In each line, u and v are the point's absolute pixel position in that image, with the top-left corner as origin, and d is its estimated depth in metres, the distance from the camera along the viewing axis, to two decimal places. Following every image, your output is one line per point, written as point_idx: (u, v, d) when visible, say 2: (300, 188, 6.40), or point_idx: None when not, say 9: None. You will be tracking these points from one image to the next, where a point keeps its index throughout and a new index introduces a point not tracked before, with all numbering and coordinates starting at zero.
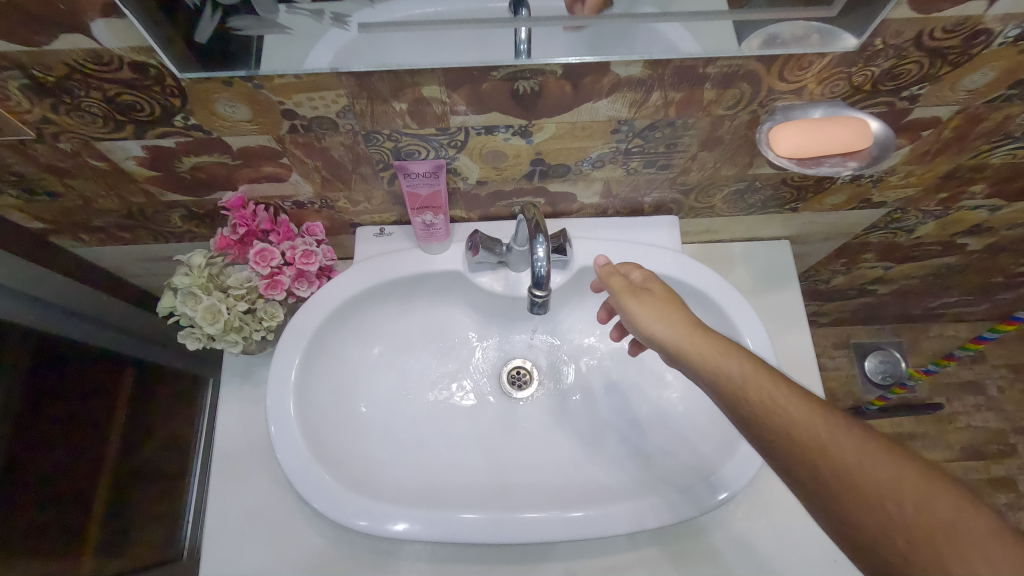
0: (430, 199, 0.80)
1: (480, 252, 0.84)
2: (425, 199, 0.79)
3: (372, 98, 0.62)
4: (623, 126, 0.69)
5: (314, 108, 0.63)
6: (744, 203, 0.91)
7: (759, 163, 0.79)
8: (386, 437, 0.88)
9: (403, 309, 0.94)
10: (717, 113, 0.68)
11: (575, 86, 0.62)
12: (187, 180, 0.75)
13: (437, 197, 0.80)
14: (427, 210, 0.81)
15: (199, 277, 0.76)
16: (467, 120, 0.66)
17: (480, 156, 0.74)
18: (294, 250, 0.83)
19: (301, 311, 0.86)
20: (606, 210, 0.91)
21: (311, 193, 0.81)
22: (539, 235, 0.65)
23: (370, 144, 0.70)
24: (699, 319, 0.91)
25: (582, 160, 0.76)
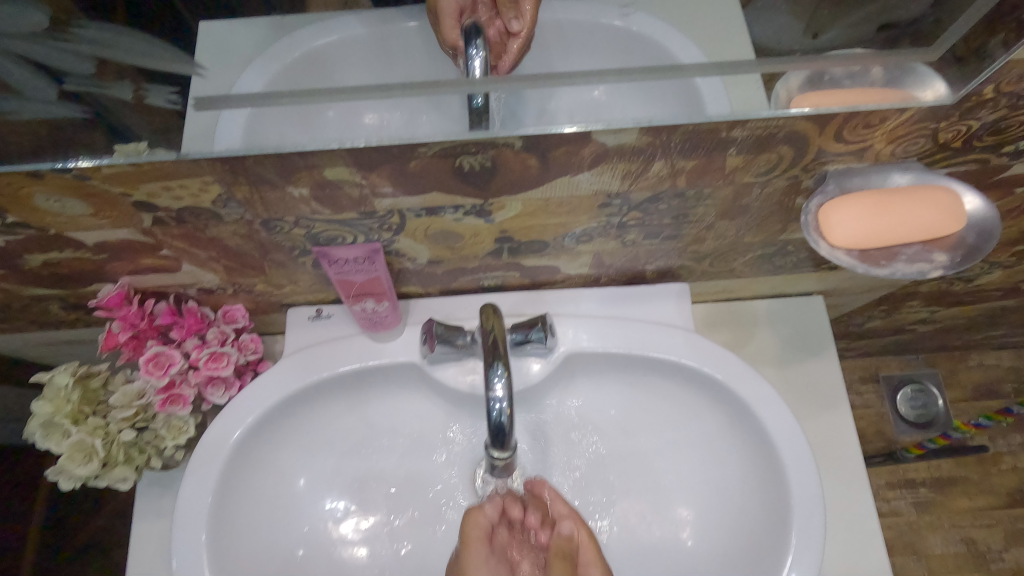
0: (367, 285, 0.61)
1: (438, 346, 0.65)
2: (361, 284, 0.61)
3: (255, 184, 0.44)
4: (615, 199, 0.51)
5: (179, 199, 0.45)
6: (772, 265, 0.73)
7: (795, 230, 0.61)
8: (330, 574, 0.70)
9: (348, 402, 0.75)
10: (743, 181, 0.49)
11: (543, 160, 0.44)
12: (45, 276, 0.58)
13: (375, 281, 0.61)
14: (367, 297, 0.63)
15: (65, 401, 0.60)
16: (398, 201, 0.48)
17: (426, 238, 0.56)
18: (200, 349, 0.65)
19: (216, 422, 0.68)
20: (599, 278, 0.74)
21: (217, 280, 0.63)
22: (498, 362, 0.46)
23: (273, 232, 0.52)
24: (720, 410, 0.73)
25: (563, 236, 0.58)
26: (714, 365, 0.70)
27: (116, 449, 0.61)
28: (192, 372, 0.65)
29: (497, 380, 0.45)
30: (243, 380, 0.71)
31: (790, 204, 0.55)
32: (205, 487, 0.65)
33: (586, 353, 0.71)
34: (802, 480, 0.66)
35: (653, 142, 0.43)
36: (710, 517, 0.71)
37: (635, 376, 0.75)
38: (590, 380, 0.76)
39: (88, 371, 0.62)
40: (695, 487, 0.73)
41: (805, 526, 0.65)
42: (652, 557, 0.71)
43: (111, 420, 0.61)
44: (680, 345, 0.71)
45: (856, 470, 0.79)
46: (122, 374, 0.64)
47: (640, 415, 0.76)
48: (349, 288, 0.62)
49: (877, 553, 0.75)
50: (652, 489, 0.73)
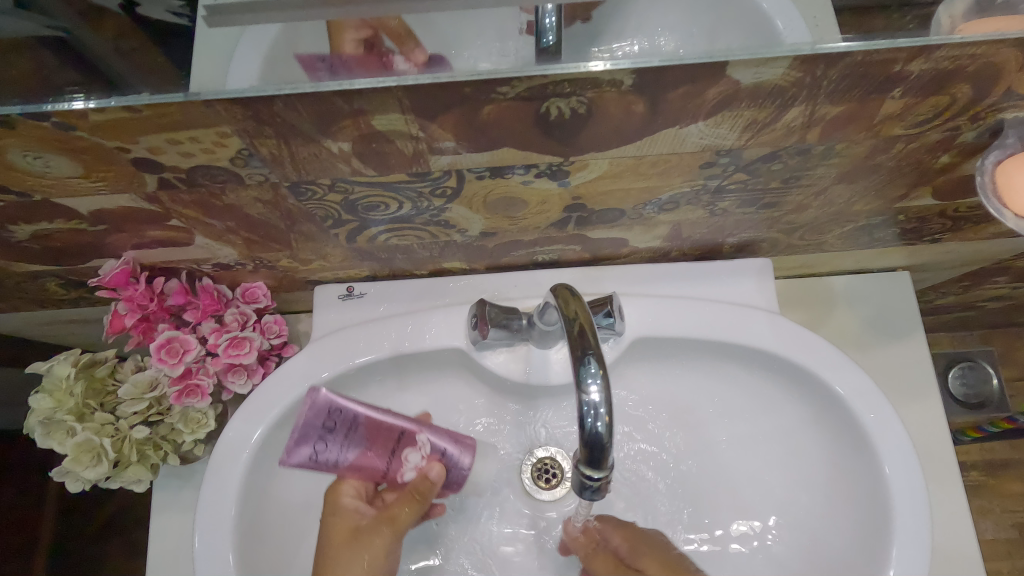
0: (375, 434, 0.54)
1: (491, 331, 0.57)
2: (380, 450, 0.55)
3: (285, 136, 0.34)
4: (724, 158, 0.41)
5: (189, 156, 0.36)
6: (868, 238, 0.64)
7: (918, 195, 0.51)
8: None
9: (383, 390, 0.67)
10: (889, 135, 0.39)
11: (652, 105, 0.34)
12: (37, 249, 0.49)
13: (379, 417, 0.55)
14: (402, 454, 0.55)
15: (68, 394, 0.51)
16: (460, 160, 0.39)
17: (484, 206, 0.47)
18: (219, 334, 0.57)
19: (238, 415, 0.60)
20: (670, 252, 0.64)
21: (236, 254, 0.54)
22: (589, 357, 0.37)
23: (301, 198, 0.43)
24: (799, 400, 0.65)
25: (645, 203, 0.49)
26: (804, 354, 0.61)
27: (128, 447, 0.53)
28: (211, 359, 0.57)
29: (592, 382, 0.36)
30: (266, 366, 0.63)
31: (932, 163, 0.45)
32: (227, 485, 0.58)
33: (654, 337, 0.62)
34: (903, 484, 0.58)
35: (803, 79, 0.33)
36: (787, 518, 0.64)
37: (706, 364, 0.66)
38: (654, 367, 0.68)
39: (91, 359, 0.53)
40: (771, 487, 0.65)
41: (905, 536, 0.57)
42: (720, 559, 0.64)
43: (121, 414, 0.53)
44: (764, 330, 0.62)
45: (946, 465, 0.71)
46: (131, 361, 0.56)
47: (707, 406, 0.68)
48: (384, 460, 0.55)
49: (969, 556, 0.68)
50: (720, 486, 0.66)
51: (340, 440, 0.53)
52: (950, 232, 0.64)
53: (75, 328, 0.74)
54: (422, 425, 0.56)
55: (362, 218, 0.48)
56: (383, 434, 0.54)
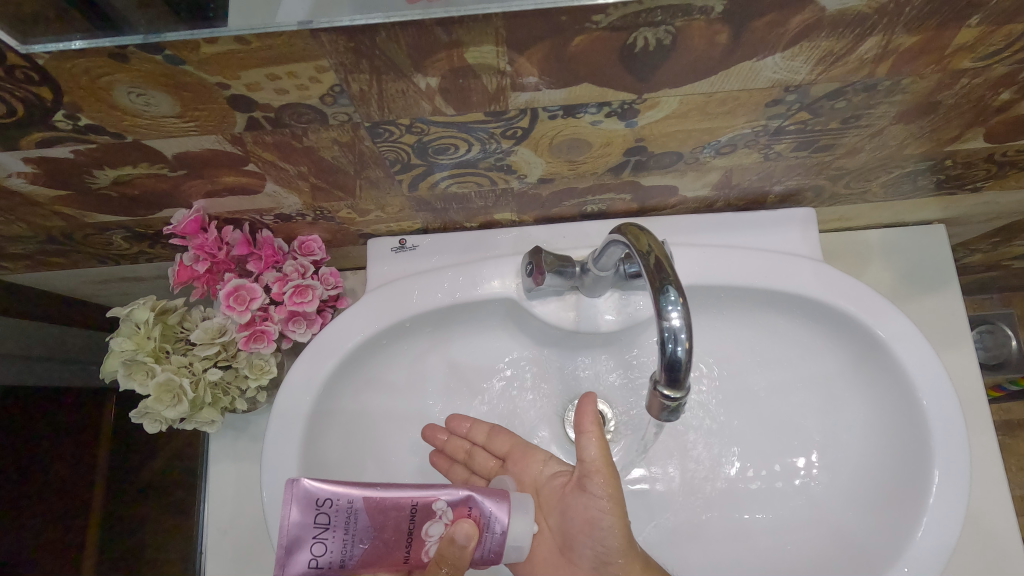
0: (379, 518, 0.49)
1: (547, 278, 0.58)
2: (394, 531, 0.50)
3: (377, 71, 0.36)
4: (791, 94, 0.42)
5: (283, 92, 0.37)
6: (911, 186, 0.64)
7: (972, 136, 0.52)
8: None
9: (434, 341, 0.69)
10: (957, 68, 0.40)
11: (735, 36, 0.35)
12: (114, 197, 0.51)
13: (380, 497, 0.49)
14: (419, 529, 0.51)
15: (146, 337, 0.53)
16: (538, 97, 0.40)
17: (548, 148, 0.48)
18: (282, 283, 0.59)
19: (299, 363, 0.63)
20: (715, 202, 0.65)
21: (298, 204, 0.56)
22: (668, 287, 0.38)
23: (377, 140, 0.44)
24: (839, 346, 0.66)
25: (703, 146, 0.50)
26: (847, 300, 0.63)
27: (203, 389, 0.55)
28: (275, 307, 0.59)
29: (672, 308, 0.38)
30: (322, 317, 0.65)
31: (992, 100, 0.45)
32: (293, 428, 0.61)
33: (699, 285, 0.64)
34: (944, 424, 0.60)
35: (886, 6, 0.34)
36: (827, 459, 0.66)
37: (748, 313, 0.68)
38: (696, 317, 0.70)
39: (164, 306, 0.56)
40: (811, 430, 0.67)
41: (945, 472, 0.59)
42: (762, 498, 0.67)
43: (195, 358, 0.55)
44: (807, 277, 0.63)
45: (979, 411, 0.73)
46: (199, 310, 0.58)
47: (747, 354, 0.70)
48: (400, 540, 0.50)
49: (1001, 496, 0.70)
50: (761, 430, 0.68)
51: (337, 532, 0.49)
52: (993, 180, 0.65)
53: (129, 285, 0.77)
54: (433, 489, 0.51)
55: (429, 162, 0.49)
56: (392, 518, 0.50)
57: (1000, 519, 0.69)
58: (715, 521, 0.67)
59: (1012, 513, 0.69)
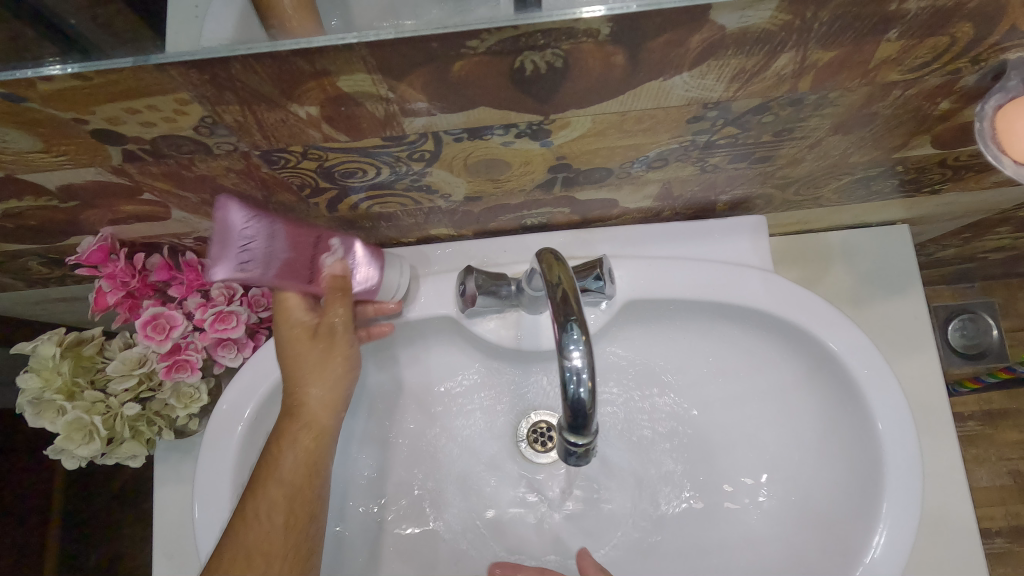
0: (294, 236, 0.50)
1: (479, 299, 0.56)
2: (302, 253, 0.51)
3: (247, 102, 0.33)
4: (712, 111, 0.39)
5: (150, 126, 0.34)
6: (866, 191, 0.62)
7: (918, 144, 0.49)
8: (368, 539, 0.65)
9: (376, 360, 0.67)
10: (885, 81, 0.37)
11: (632, 56, 0.32)
12: (12, 228, 0.48)
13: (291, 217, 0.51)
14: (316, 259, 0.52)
15: (56, 372, 0.51)
16: (434, 121, 0.37)
17: (464, 169, 0.45)
18: (205, 309, 0.56)
19: (229, 389, 0.60)
20: (662, 211, 0.63)
21: (215, 228, 0.53)
22: (571, 323, 0.37)
23: (275, 167, 0.41)
24: (794, 357, 0.64)
25: (632, 161, 0.47)
26: (798, 312, 0.60)
27: (121, 423, 0.53)
28: (198, 334, 0.56)
29: (574, 348, 0.36)
30: (258, 339, 0.62)
31: (931, 110, 0.42)
32: (225, 457, 0.59)
33: (645, 299, 0.61)
34: (897, 439, 0.58)
35: (791, 23, 0.31)
36: (782, 475, 0.64)
37: (699, 324, 0.66)
38: (646, 328, 0.67)
39: (77, 337, 0.53)
40: (766, 445, 0.65)
41: (899, 488, 0.57)
42: (715, 516, 0.65)
43: (111, 391, 0.53)
44: (756, 288, 0.61)
45: (940, 418, 0.71)
46: (120, 338, 0.55)
47: (700, 366, 0.67)
48: (302, 273, 0.51)
49: (961, 505, 0.68)
50: (715, 445, 0.66)
51: (257, 245, 0.47)
52: (951, 182, 0.62)
53: (65, 306, 0.74)
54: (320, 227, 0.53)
55: (341, 186, 0.46)
56: (302, 233, 0.51)
57: (960, 529, 0.67)
58: (668, 539, 0.65)
59: (972, 523, 0.68)
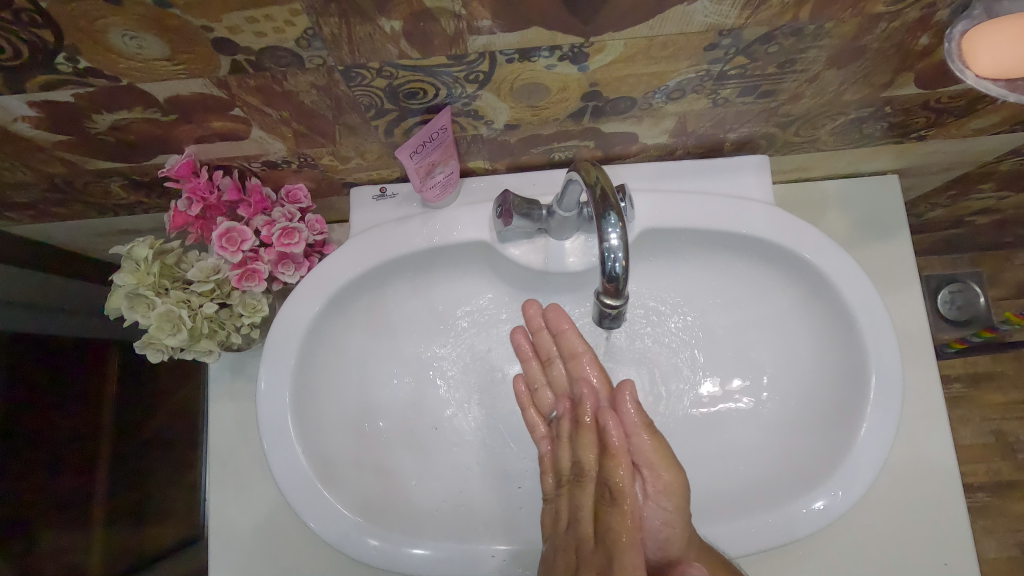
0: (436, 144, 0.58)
1: (514, 219, 0.63)
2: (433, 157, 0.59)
3: (346, 15, 0.40)
4: (726, 38, 0.47)
5: (262, 35, 0.41)
6: (858, 134, 0.69)
7: (902, 81, 0.56)
8: (407, 445, 0.72)
9: (415, 285, 0.74)
10: (873, 11, 0.45)
11: None
12: (112, 142, 0.55)
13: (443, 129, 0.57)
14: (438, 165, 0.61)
15: (145, 273, 0.58)
16: (494, 40, 0.44)
17: (510, 92, 0.52)
18: (270, 227, 0.64)
19: (289, 302, 0.67)
20: (675, 151, 0.70)
21: (283, 151, 0.60)
22: (609, 213, 0.44)
23: (351, 84, 0.48)
24: (792, 285, 0.71)
25: (654, 91, 0.54)
26: (797, 241, 0.68)
27: (200, 321, 0.61)
28: (264, 249, 0.64)
29: (611, 229, 0.43)
30: (310, 261, 0.70)
31: (912, 45, 0.50)
32: (286, 362, 0.66)
33: (660, 228, 0.68)
34: (881, 352, 0.66)
35: None
36: (781, 390, 0.71)
37: (708, 256, 0.72)
38: (659, 262, 0.74)
39: (162, 247, 0.60)
40: (767, 365, 0.72)
41: (881, 396, 0.65)
42: (721, 426, 0.72)
43: (191, 293, 0.60)
44: (759, 219, 0.68)
45: (924, 350, 0.77)
46: (195, 252, 0.63)
47: (709, 295, 0.74)
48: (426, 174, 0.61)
49: (941, 427, 0.74)
50: (721, 366, 0.73)
51: (435, 148, 0.57)
52: (935, 127, 0.69)
53: (126, 239, 0.81)
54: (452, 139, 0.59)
55: (402, 108, 0.53)
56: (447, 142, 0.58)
57: (937, 447, 0.74)
58: (677, 446, 0.72)
59: (950, 442, 0.74)
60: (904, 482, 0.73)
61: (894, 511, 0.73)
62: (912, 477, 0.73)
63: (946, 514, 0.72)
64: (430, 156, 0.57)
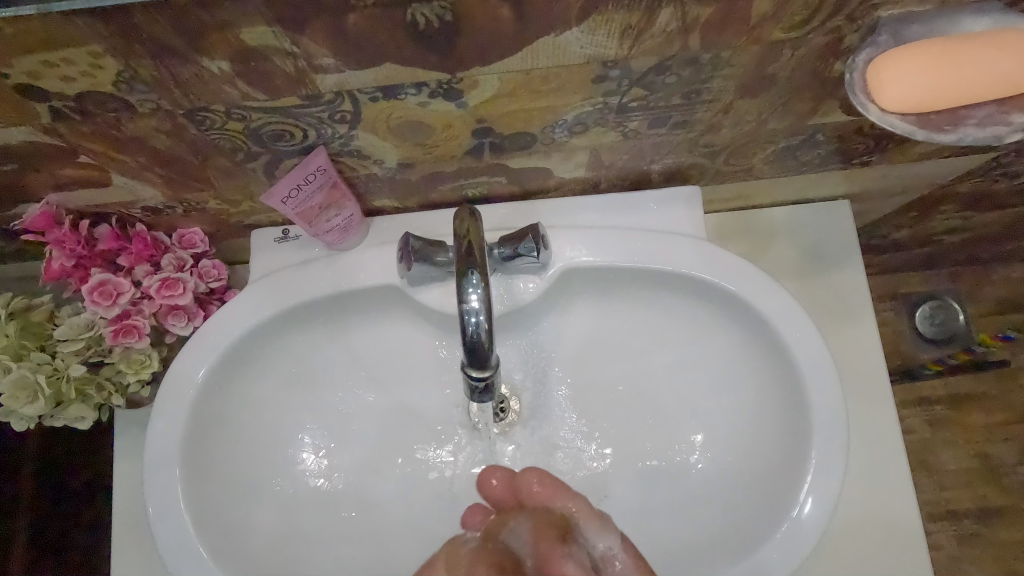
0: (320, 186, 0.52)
1: (417, 264, 0.59)
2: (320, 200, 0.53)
3: (160, 57, 0.36)
4: (614, 70, 0.42)
5: (72, 81, 0.37)
6: (795, 161, 0.64)
7: (828, 109, 0.51)
8: (316, 509, 0.65)
9: (326, 332, 0.67)
10: (769, 40, 0.40)
11: (518, 8, 0.35)
12: None
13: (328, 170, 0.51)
14: (329, 210, 0.55)
15: (3, 336, 0.54)
16: (345, 78, 0.39)
17: (389, 132, 0.47)
18: (152, 277, 0.58)
19: (180, 356, 0.62)
20: (599, 183, 0.65)
21: (159, 197, 0.55)
22: (472, 270, 0.40)
23: (201, 129, 0.43)
24: (733, 323, 0.65)
25: (553, 125, 0.49)
26: (731, 277, 0.62)
27: (67, 386, 0.56)
28: (146, 302, 0.58)
29: (472, 289, 0.39)
30: (207, 310, 0.64)
31: (825, 72, 0.45)
32: (176, 423, 0.60)
33: (584, 267, 0.63)
34: (824, 398, 0.60)
35: None
36: (725, 439, 0.65)
37: (643, 293, 0.67)
38: (590, 302, 0.68)
39: (28, 304, 0.56)
40: (710, 411, 0.66)
41: (825, 450, 0.59)
42: (661, 480, 0.65)
43: (59, 354, 0.55)
44: (690, 254, 0.62)
45: (883, 389, 0.71)
46: (70, 307, 0.58)
47: (646, 334, 0.68)
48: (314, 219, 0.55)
49: (900, 472, 0.69)
50: (662, 411, 0.67)
51: (315, 189, 0.51)
52: (878, 152, 0.64)
53: None
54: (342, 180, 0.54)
55: (272, 150, 0.48)
56: (334, 184, 0.53)
57: (897, 495, 0.68)
58: (612, 501, 0.66)
59: (910, 489, 0.68)
60: (862, 534, 0.67)
61: (852, 568, 0.67)
62: (870, 529, 0.67)
63: (908, 567, 0.66)
64: (312, 198, 0.52)
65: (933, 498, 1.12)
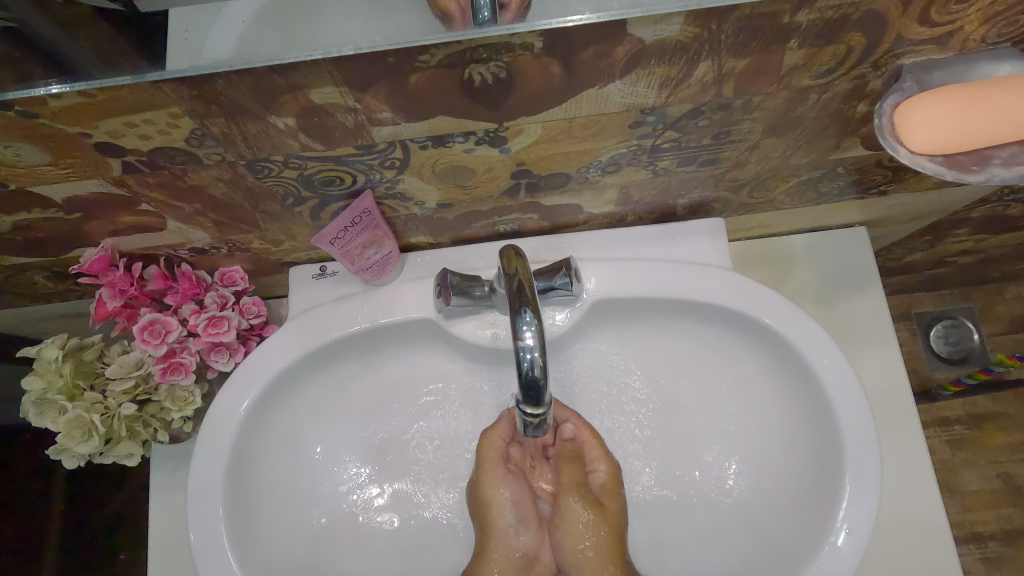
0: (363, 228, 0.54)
1: (454, 298, 0.61)
2: (361, 241, 0.55)
3: (232, 115, 0.39)
4: (650, 116, 0.44)
5: (147, 138, 0.40)
6: (816, 192, 0.66)
7: (851, 145, 0.53)
8: (352, 541, 0.66)
9: (362, 365, 0.69)
10: (799, 87, 0.43)
11: (566, 65, 0.38)
12: (25, 237, 0.54)
13: (371, 213, 0.54)
14: (368, 249, 0.56)
15: (57, 376, 0.56)
16: (399, 130, 0.41)
17: (434, 175, 0.49)
18: (198, 315, 0.60)
19: (222, 392, 0.63)
20: (625, 216, 0.67)
21: (207, 238, 0.57)
22: (526, 309, 0.44)
23: (259, 177, 0.46)
24: (761, 350, 0.66)
25: (587, 166, 0.51)
26: (755, 306, 0.64)
27: (117, 424, 0.57)
28: (192, 339, 0.60)
29: (526, 327, 0.43)
30: (248, 346, 0.66)
31: (850, 113, 0.47)
32: (218, 457, 0.61)
33: (614, 298, 0.64)
34: (855, 422, 0.61)
35: (699, 34, 0.37)
36: (756, 465, 0.66)
37: (671, 322, 0.68)
38: (619, 331, 0.70)
39: (80, 343, 0.58)
40: (740, 437, 0.67)
41: (858, 475, 0.60)
42: (694, 508, 0.66)
43: (109, 393, 0.57)
44: (718, 284, 0.64)
45: (908, 413, 0.72)
46: (118, 345, 0.59)
47: (674, 362, 0.69)
48: (351, 257, 0.56)
49: (930, 497, 0.69)
50: (692, 439, 0.68)
51: (358, 230, 0.53)
52: (895, 182, 0.67)
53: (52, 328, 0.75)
54: (383, 220, 0.56)
55: (321, 194, 0.50)
56: (376, 224, 0.55)
57: (929, 520, 0.68)
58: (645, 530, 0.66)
59: (942, 515, 0.68)
60: (895, 559, 0.67)
61: None
62: (903, 555, 0.68)
63: None
64: (355, 238, 0.54)
65: (957, 520, 1.11)
